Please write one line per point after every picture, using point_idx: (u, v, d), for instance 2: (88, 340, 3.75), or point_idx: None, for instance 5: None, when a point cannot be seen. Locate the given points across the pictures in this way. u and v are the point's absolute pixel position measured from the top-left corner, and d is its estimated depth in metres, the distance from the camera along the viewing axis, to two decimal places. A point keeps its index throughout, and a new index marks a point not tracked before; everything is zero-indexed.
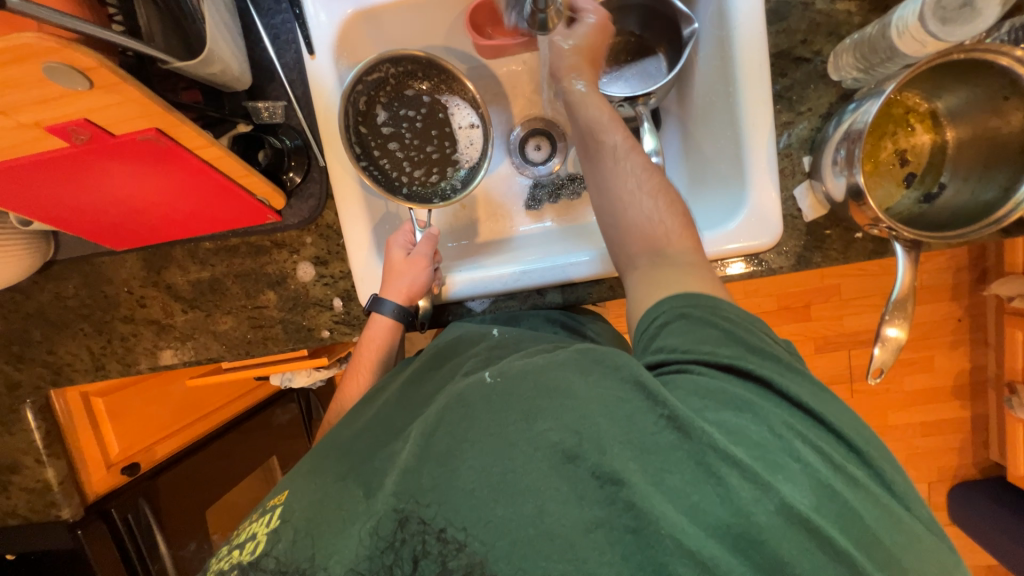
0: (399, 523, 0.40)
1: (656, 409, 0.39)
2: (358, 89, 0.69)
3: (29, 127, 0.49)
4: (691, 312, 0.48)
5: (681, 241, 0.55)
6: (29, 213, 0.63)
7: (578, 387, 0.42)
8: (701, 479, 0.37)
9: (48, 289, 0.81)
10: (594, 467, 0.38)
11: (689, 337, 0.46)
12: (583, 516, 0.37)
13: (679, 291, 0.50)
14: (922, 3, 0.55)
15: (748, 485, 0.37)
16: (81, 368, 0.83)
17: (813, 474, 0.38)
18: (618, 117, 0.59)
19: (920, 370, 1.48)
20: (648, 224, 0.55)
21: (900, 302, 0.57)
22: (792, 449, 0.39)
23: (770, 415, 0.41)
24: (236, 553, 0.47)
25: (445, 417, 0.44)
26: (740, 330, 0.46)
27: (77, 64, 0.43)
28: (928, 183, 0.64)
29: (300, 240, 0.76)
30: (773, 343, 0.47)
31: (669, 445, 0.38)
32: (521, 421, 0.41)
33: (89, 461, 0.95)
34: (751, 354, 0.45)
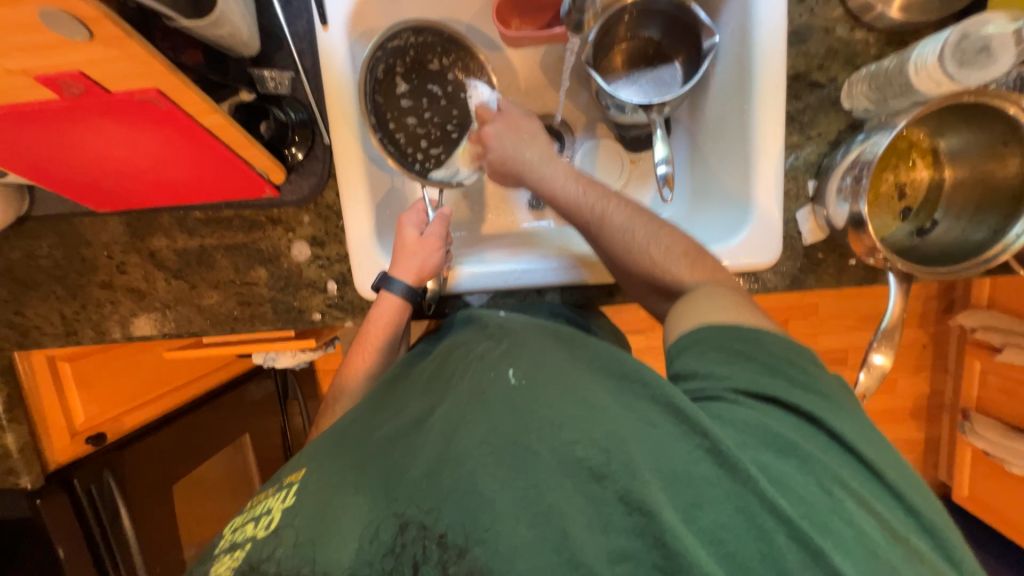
0: (400, 527, 0.43)
1: (695, 439, 0.42)
2: (378, 55, 0.66)
3: (16, 75, 0.45)
4: (730, 342, 0.51)
5: (695, 273, 0.60)
6: (5, 164, 0.58)
7: (609, 408, 0.45)
8: (741, 527, 0.39)
9: (19, 247, 0.76)
10: (622, 492, 0.40)
11: (730, 367, 0.50)
12: (610, 544, 0.39)
13: (714, 319, 0.54)
14: (944, 43, 0.56)
15: (795, 544, 0.38)
16: (51, 332, 0.79)
17: (861, 537, 0.39)
18: (589, 183, 0.65)
19: (884, 391, 1.55)
20: (657, 273, 0.61)
21: (888, 331, 0.60)
22: (842, 510, 0.40)
23: (817, 464, 0.42)
24: (251, 526, 0.50)
25: (467, 415, 0.48)
26: (782, 361, 0.49)
27: (78, 12, 0.40)
28: (921, 219, 0.66)
29: (298, 218, 0.74)
30: (821, 377, 0.49)
31: (706, 479, 0.41)
32: (546, 429, 0.44)
33: (51, 428, 0.90)
34: (793, 387, 0.47)
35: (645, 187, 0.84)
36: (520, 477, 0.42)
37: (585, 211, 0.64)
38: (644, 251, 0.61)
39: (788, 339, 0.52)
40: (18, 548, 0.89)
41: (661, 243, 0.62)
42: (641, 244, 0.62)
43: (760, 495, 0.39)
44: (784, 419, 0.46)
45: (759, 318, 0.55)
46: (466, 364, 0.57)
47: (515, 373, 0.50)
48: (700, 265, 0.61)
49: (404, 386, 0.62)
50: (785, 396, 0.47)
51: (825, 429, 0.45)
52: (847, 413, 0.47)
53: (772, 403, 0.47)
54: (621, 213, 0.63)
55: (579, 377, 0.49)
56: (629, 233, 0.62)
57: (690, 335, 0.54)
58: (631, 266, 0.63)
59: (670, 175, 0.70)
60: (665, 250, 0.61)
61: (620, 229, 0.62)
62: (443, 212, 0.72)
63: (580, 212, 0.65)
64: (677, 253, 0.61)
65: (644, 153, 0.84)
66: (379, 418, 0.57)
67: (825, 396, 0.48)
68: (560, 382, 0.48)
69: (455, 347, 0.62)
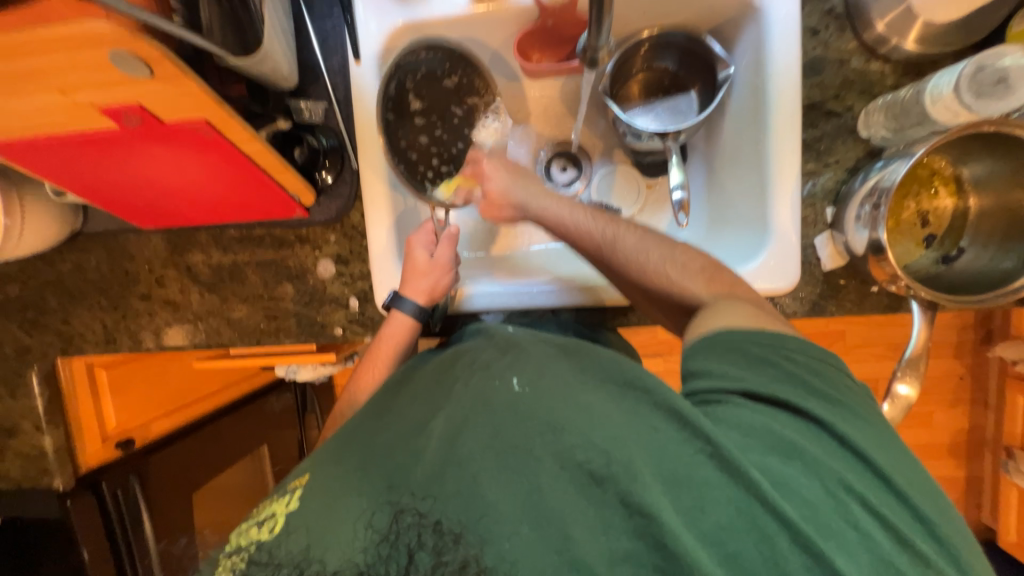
0: (394, 515, 0.45)
1: (696, 444, 0.43)
2: (392, 73, 0.69)
3: (84, 106, 0.51)
4: (750, 346, 0.51)
5: (713, 289, 0.61)
6: (66, 185, 0.64)
7: (614, 416, 0.46)
8: (745, 530, 0.40)
9: (70, 260, 0.82)
10: (623, 495, 0.41)
11: (747, 370, 0.50)
12: (609, 545, 0.40)
13: (740, 327, 0.53)
14: (958, 76, 0.57)
15: (798, 548, 0.39)
16: (92, 339, 0.84)
17: (869, 545, 0.40)
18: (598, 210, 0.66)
19: (916, 425, 1.48)
20: (675, 291, 0.62)
21: (913, 360, 0.58)
22: (847, 512, 0.41)
23: (820, 466, 0.43)
24: (253, 530, 0.50)
25: (471, 419, 0.48)
26: (801, 368, 0.50)
27: (141, 53, 0.44)
28: (947, 246, 0.65)
29: (324, 236, 0.77)
30: (843, 388, 0.50)
31: (707, 481, 0.42)
32: (547, 433, 0.45)
33: (86, 432, 0.94)
34: (809, 393, 0.48)
35: (661, 212, 0.86)
36: (522, 479, 0.43)
37: (595, 238, 0.65)
38: (659, 272, 0.62)
39: (811, 344, 0.52)
40: (46, 549, 0.92)
41: (676, 261, 0.62)
42: (656, 266, 0.62)
43: (762, 500, 0.40)
44: (790, 424, 0.47)
45: (778, 324, 0.55)
46: (468, 373, 0.55)
47: (519, 381, 0.50)
48: (717, 280, 0.61)
49: (413, 388, 0.61)
50: (798, 400, 0.48)
51: (833, 434, 0.46)
52: (859, 420, 0.47)
53: (781, 409, 0.48)
54: (632, 236, 0.64)
55: (588, 388, 0.49)
56: (643, 254, 0.62)
57: (709, 344, 0.53)
58: (647, 284, 0.63)
59: (685, 200, 0.71)
60: (681, 268, 0.62)
61: (635, 252, 0.63)
62: (450, 231, 0.74)
63: (591, 240, 0.65)
64: (693, 270, 0.62)
65: (660, 178, 0.86)
66: (394, 421, 0.56)
67: (836, 399, 0.48)
68: (562, 389, 0.49)
69: (458, 355, 0.62)
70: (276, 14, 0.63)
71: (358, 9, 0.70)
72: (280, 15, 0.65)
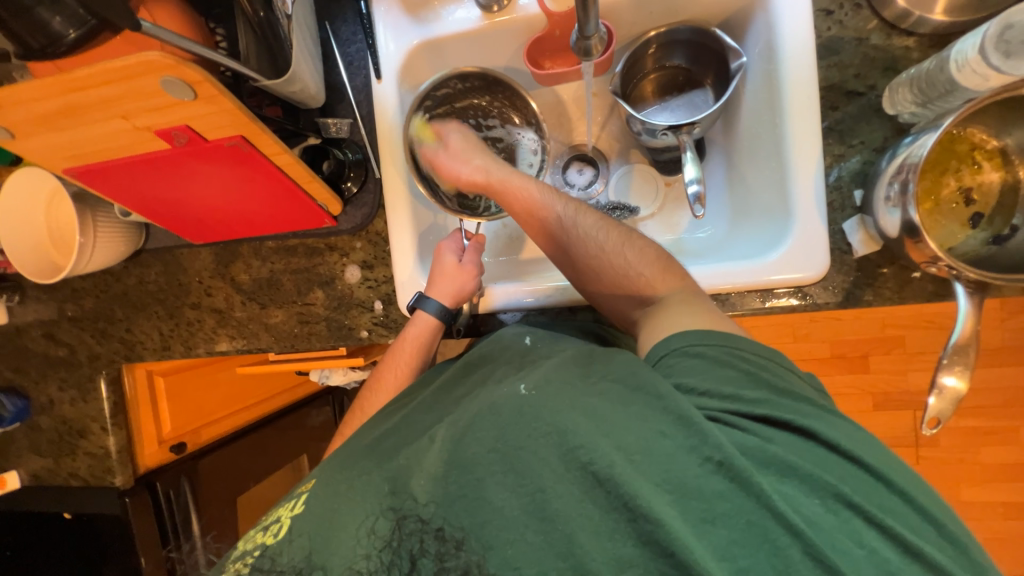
0: (399, 521, 0.45)
1: (703, 452, 0.41)
2: (426, 104, 0.77)
3: (142, 130, 0.58)
4: (705, 348, 0.50)
5: (664, 282, 0.60)
6: (130, 206, 0.72)
7: (618, 415, 0.45)
8: (755, 544, 0.38)
9: (134, 275, 0.91)
10: (627, 499, 0.40)
11: (709, 378, 0.48)
12: (615, 552, 0.39)
13: (690, 327, 0.53)
14: (983, 37, 0.54)
15: (810, 562, 0.37)
16: (151, 346, 0.92)
17: (876, 561, 0.38)
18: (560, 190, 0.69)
19: (1000, 442, 1.31)
20: (627, 277, 0.62)
21: (961, 348, 0.54)
22: (847, 526, 0.39)
23: (817, 480, 0.41)
24: (261, 534, 0.51)
25: (477, 422, 0.47)
26: (759, 368, 0.49)
27: (186, 77, 0.51)
28: (997, 225, 0.60)
29: (351, 244, 0.82)
30: (800, 384, 0.49)
31: (718, 493, 0.40)
32: (552, 435, 0.44)
33: (145, 435, 1.02)
34: (776, 396, 0.47)
35: (681, 209, 0.84)
36: (524, 483, 0.42)
37: (557, 212, 0.66)
38: (617, 253, 0.63)
39: (760, 343, 0.51)
40: (110, 544, 0.99)
41: (630, 249, 0.63)
42: (611, 251, 0.63)
43: (771, 510, 0.38)
44: (781, 438, 0.44)
45: (726, 323, 0.55)
46: (483, 386, 0.57)
47: (525, 386, 0.49)
48: (671, 272, 0.61)
49: (430, 396, 0.62)
50: (776, 412, 0.45)
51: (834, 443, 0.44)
52: (837, 421, 0.46)
53: (763, 418, 0.45)
54: (592, 217, 0.66)
55: (598, 390, 0.48)
56: (597, 240, 0.64)
57: (664, 349, 0.52)
58: (599, 269, 0.63)
59: (701, 193, 0.70)
60: (637, 253, 0.63)
61: (590, 232, 0.65)
62: (477, 240, 0.78)
63: (551, 213, 0.67)
64: (649, 258, 0.62)
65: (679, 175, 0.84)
66: (410, 421, 0.58)
67: (807, 401, 0.47)
68: (571, 391, 0.47)
69: (473, 367, 0.63)
70: (304, 40, 0.70)
71: (379, 33, 0.77)
72: (308, 41, 0.72)
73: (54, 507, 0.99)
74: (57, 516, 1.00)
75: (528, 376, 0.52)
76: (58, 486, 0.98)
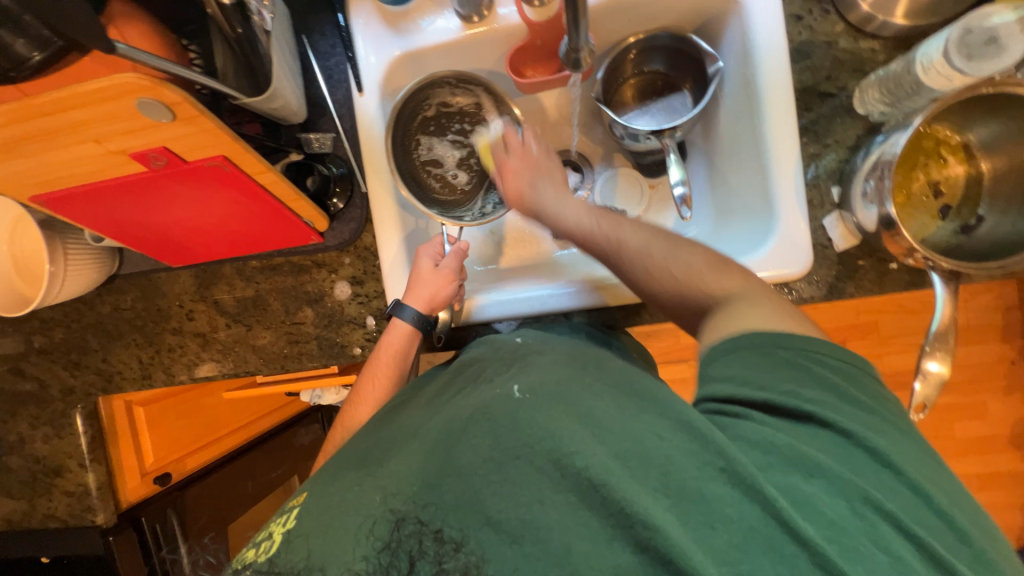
0: (395, 523, 0.45)
1: (714, 459, 0.41)
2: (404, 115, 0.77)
3: (116, 153, 0.56)
4: (774, 347, 0.50)
5: (731, 283, 0.57)
6: (103, 231, 0.69)
7: (613, 419, 0.45)
8: (758, 550, 0.38)
9: (108, 301, 0.87)
10: (624, 505, 0.39)
11: (768, 372, 0.49)
12: (613, 560, 0.39)
13: (763, 325, 0.52)
14: (946, 41, 0.57)
15: (815, 567, 0.38)
16: (130, 377, 0.88)
17: (901, 568, 0.38)
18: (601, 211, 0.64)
19: (970, 417, 1.38)
20: (689, 285, 0.58)
21: (941, 335, 0.56)
22: (873, 531, 0.40)
23: (844, 484, 0.42)
24: (252, 551, 0.49)
25: (469, 429, 0.46)
26: (833, 372, 0.49)
27: (164, 99, 0.49)
28: (964, 215, 0.63)
29: (339, 260, 0.81)
30: (873, 394, 0.48)
31: (720, 498, 0.40)
32: (547, 437, 0.43)
33: (126, 469, 0.97)
34: (840, 401, 0.47)
35: (666, 210, 0.86)
36: (522, 493, 0.42)
37: (600, 239, 0.63)
38: (670, 268, 0.58)
39: (840, 346, 0.51)
40: None
41: (679, 259, 0.58)
42: (659, 265, 0.59)
43: (779, 518, 0.39)
44: (808, 437, 0.45)
45: (799, 321, 0.53)
46: (473, 386, 0.56)
47: (519, 389, 0.48)
48: (733, 273, 0.57)
49: (424, 400, 0.60)
50: (823, 412, 0.46)
51: (861, 446, 0.44)
52: (893, 431, 0.46)
53: (805, 422, 0.46)
54: (638, 233, 0.61)
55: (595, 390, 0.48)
56: (647, 256, 0.59)
57: (728, 345, 0.52)
58: (660, 284, 0.59)
59: (687, 195, 0.71)
60: (687, 265, 0.58)
61: (638, 256, 0.60)
62: (459, 246, 0.77)
63: (595, 239, 0.63)
64: (708, 263, 0.58)
65: (662, 178, 0.86)
66: (402, 428, 0.56)
67: (876, 414, 0.47)
68: (567, 392, 0.47)
69: (464, 365, 0.62)
70: (283, 56, 0.69)
71: (359, 45, 0.76)
72: (287, 56, 0.70)
73: (29, 551, 0.93)
74: (33, 560, 0.94)
75: (521, 376, 0.51)
76: (33, 529, 0.92)
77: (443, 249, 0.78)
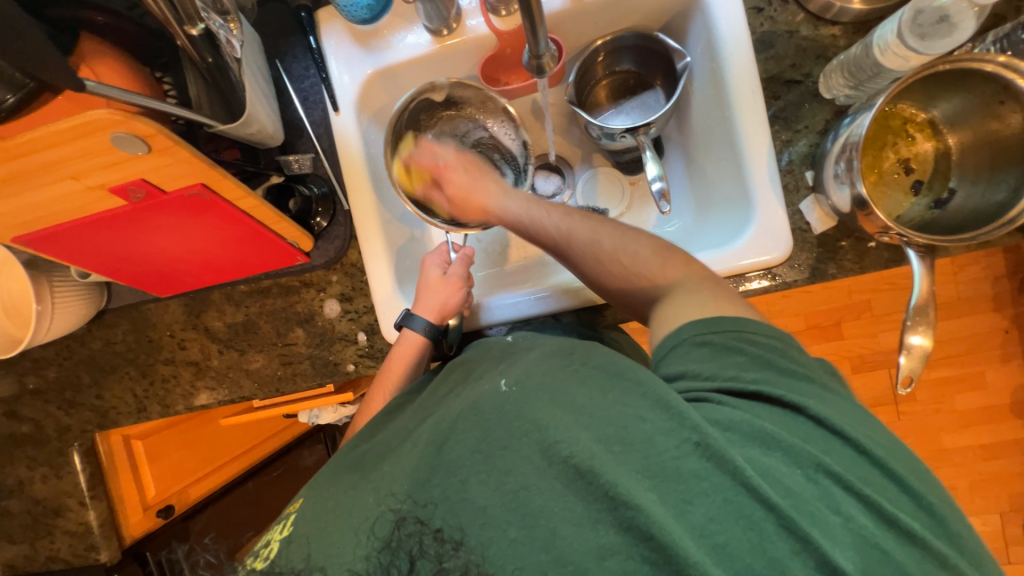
0: (397, 522, 0.45)
1: (685, 434, 0.41)
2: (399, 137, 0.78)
3: (94, 188, 0.56)
4: (711, 336, 0.50)
5: (671, 271, 0.59)
6: (89, 266, 0.69)
7: (598, 405, 0.45)
8: (730, 519, 0.39)
9: (99, 336, 0.87)
10: (608, 488, 0.40)
11: (711, 363, 0.49)
12: (597, 541, 0.39)
13: (701, 313, 0.53)
14: (899, 23, 0.59)
15: (783, 531, 0.38)
16: (125, 411, 0.87)
17: (851, 527, 0.39)
18: (554, 206, 0.66)
19: (968, 389, 1.39)
20: (630, 273, 0.60)
21: (921, 309, 0.57)
22: (828, 497, 0.40)
23: (800, 453, 0.42)
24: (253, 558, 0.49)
25: (458, 425, 0.46)
26: (766, 350, 0.49)
27: (138, 131, 0.49)
28: (936, 190, 0.65)
29: (327, 278, 0.81)
30: (807, 364, 0.49)
31: (696, 473, 0.40)
32: (535, 434, 0.43)
33: (128, 503, 0.97)
34: (778, 376, 0.47)
35: (647, 206, 0.86)
36: (508, 483, 0.42)
37: (552, 233, 0.65)
38: (613, 259, 0.60)
39: (768, 324, 0.51)
40: None
41: (628, 248, 0.61)
42: (610, 254, 0.61)
43: (747, 486, 0.39)
44: (766, 414, 0.45)
45: (743, 308, 0.54)
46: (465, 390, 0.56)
47: (506, 382, 0.48)
48: (673, 262, 0.59)
49: (415, 402, 0.60)
50: (768, 388, 0.46)
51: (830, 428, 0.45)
52: (829, 398, 0.47)
53: (754, 398, 0.46)
54: (585, 228, 0.63)
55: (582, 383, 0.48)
56: (597, 244, 0.61)
57: (675, 340, 0.52)
58: (606, 274, 0.61)
59: (665, 189, 0.72)
60: (633, 255, 0.60)
61: (586, 246, 0.62)
62: (464, 252, 0.79)
63: (547, 234, 0.65)
64: (646, 252, 0.60)
65: (641, 174, 0.87)
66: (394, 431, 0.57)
67: (811, 382, 0.47)
68: (553, 389, 0.47)
69: (455, 367, 0.62)
70: (256, 81, 0.69)
71: (331, 66, 0.77)
72: (260, 81, 0.71)
73: None
74: None
75: (509, 369, 0.51)
76: (36, 571, 0.91)
77: (448, 257, 0.80)
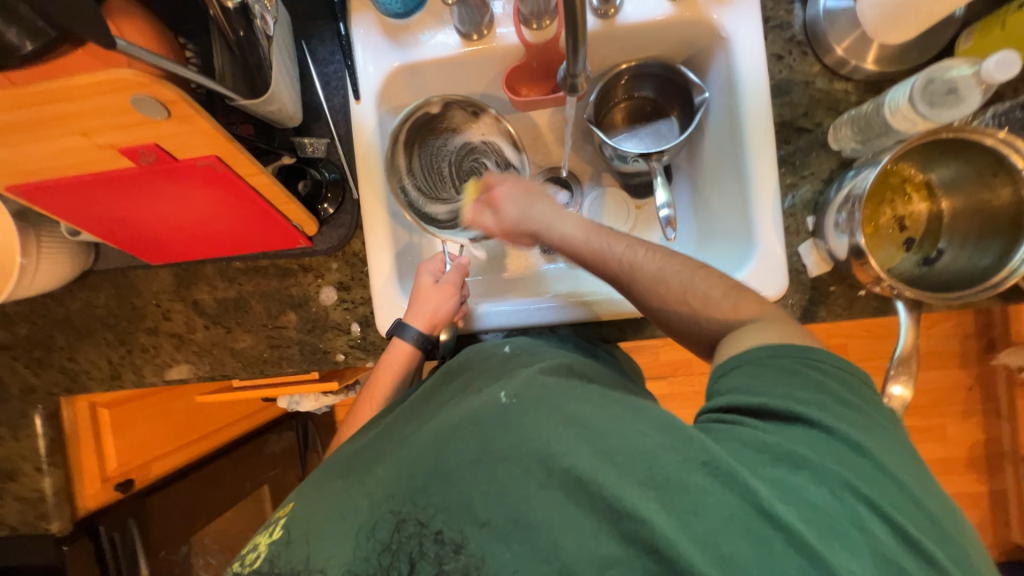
0: (397, 524, 0.45)
1: (693, 454, 0.42)
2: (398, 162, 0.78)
3: (104, 148, 0.55)
4: (778, 359, 0.50)
5: (747, 307, 0.57)
6: (84, 225, 0.67)
7: (596, 419, 0.45)
8: (741, 535, 0.39)
9: (79, 297, 0.84)
10: (612, 501, 0.40)
11: (770, 384, 0.49)
12: (598, 551, 0.40)
13: (769, 340, 0.52)
14: (912, 88, 0.62)
15: (795, 552, 0.38)
16: (98, 376, 0.84)
17: (870, 546, 0.39)
18: (616, 235, 0.62)
19: (929, 440, 1.44)
20: (705, 304, 0.58)
21: (904, 360, 0.60)
22: (853, 517, 0.40)
23: (826, 473, 0.42)
24: (237, 563, 0.50)
25: (456, 433, 0.47)
26: (831, 379, 0.48)
27: (160, 97, 0.49)
28: (926, 248, 0.68)
29: (326, 264, 0.80)
30: (875, 403, 0.48)
31: (702, 489, 0.41)
32: (534, 443, 0.44)
33: (86, 473, 0.92)
34: (836, 405, 0.46)
35: (651, 230, 0.89)
36: (508, 493, 0.43)
37: (613, 265, 0.61)
38: (682, 300, 0.58)
39: (841, 358, 0.50)
40: None
41: (698, 287, 0.58)
42: (678, 293, 0.58)
43: (756, 505, 0.40)
44: (806, 437, 0.45)
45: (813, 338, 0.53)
46: (462, 393, 0.56)
47: (505, 394, 0.49)
48: (745, 299, 0.57)
49: (412, 405, 0.61)
50: (815, 413, 0.46)
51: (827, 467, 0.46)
52: (880, 430, 0.46)
53: (804, 423, 0.46)
54: (652, 259, 0.60)
55: (580, 396, 0.48)
56: (662, 282, 0.59)
57: (731, 363, 0.52)
58: (686, 317, 0.59)
59: (672, 217, 0.73)
60: (704, 296, 0.58)
61: (652, 282, 0.59)
62: (458, 262, 0.80)
63: (608, 268, 0.62)
64: (720, 289, 0.58)
65: (648, 199, 0.89)
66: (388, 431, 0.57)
67: (858, 409, 0.46)
68: (553, 400, 0.48)
69: (452, 372, 0.63)
70: (282, 60, 0.69)
71: (358, 54, 0.77)
72: (286, 60, 0.71)
73: None
74: None
75: (507, 381, 0.52)
76: None
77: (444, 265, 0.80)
